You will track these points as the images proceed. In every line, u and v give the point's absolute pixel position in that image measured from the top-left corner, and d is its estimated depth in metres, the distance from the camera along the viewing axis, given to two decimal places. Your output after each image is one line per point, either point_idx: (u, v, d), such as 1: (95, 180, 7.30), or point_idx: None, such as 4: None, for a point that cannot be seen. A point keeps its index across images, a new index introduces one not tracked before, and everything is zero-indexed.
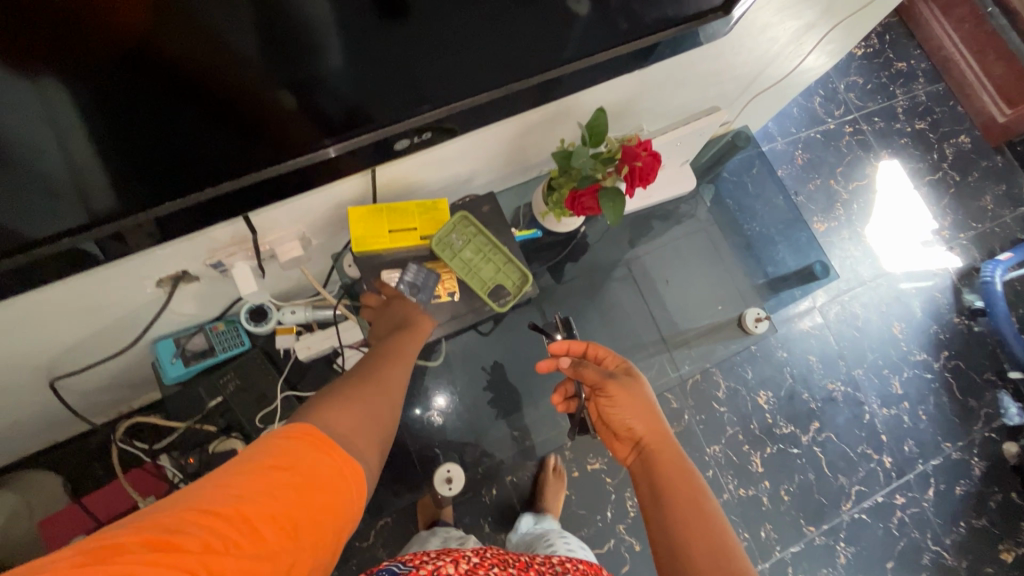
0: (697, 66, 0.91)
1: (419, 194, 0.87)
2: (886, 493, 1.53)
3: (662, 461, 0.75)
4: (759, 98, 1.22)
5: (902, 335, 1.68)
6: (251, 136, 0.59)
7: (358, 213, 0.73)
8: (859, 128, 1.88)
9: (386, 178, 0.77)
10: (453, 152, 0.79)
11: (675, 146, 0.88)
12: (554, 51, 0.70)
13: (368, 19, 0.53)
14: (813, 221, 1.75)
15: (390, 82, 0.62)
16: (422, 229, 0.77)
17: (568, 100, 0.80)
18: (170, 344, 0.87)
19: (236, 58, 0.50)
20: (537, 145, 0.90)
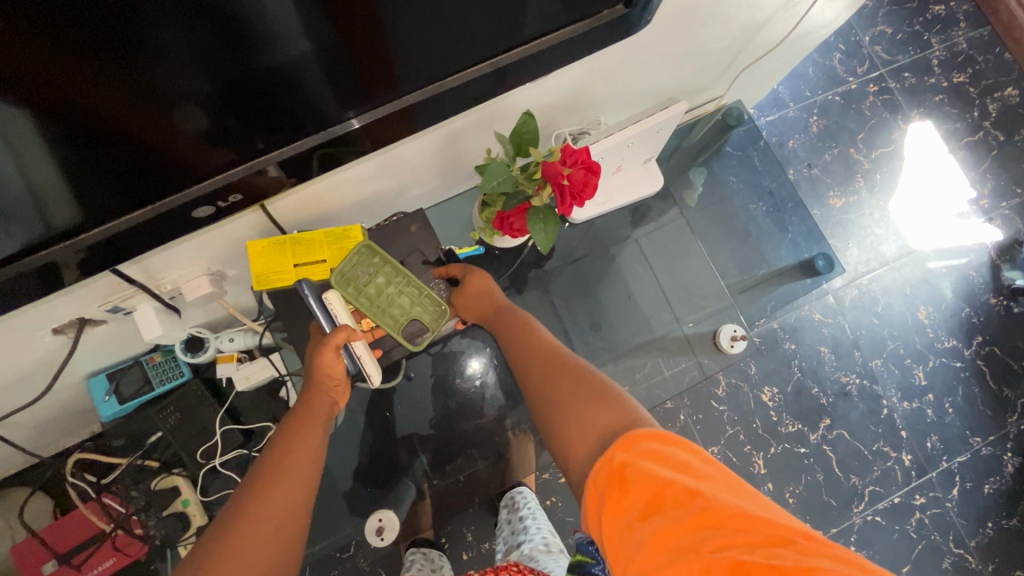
0: (667, 42, 0.78)
1: (343, 212, 0.82)
2: (904, 493, 1.42)
3: (531, 356, 0.79)
4: (758, 65, 1.04)
5: (929, 320, 1.52)
6: (164, 155, 0.55)
7: (257, 249, 0.72)
8: (886, 86, 1.67)
9: (294, 204, 0.72)
10: (366, 171, 0.73)
11: (627, 147, 0.73)
12: (475, 42, 0.60)
13: (284, 15, 0.47)
14: (829, 195, 1.58)
15: (315, 84, 0.56)
16: (332, 261, 0.77)
17: (479, 109, 0.71)
18: (103, 381, 0.85)
19: (133, 72, 0.46)
20: (456, 158, 0.82)
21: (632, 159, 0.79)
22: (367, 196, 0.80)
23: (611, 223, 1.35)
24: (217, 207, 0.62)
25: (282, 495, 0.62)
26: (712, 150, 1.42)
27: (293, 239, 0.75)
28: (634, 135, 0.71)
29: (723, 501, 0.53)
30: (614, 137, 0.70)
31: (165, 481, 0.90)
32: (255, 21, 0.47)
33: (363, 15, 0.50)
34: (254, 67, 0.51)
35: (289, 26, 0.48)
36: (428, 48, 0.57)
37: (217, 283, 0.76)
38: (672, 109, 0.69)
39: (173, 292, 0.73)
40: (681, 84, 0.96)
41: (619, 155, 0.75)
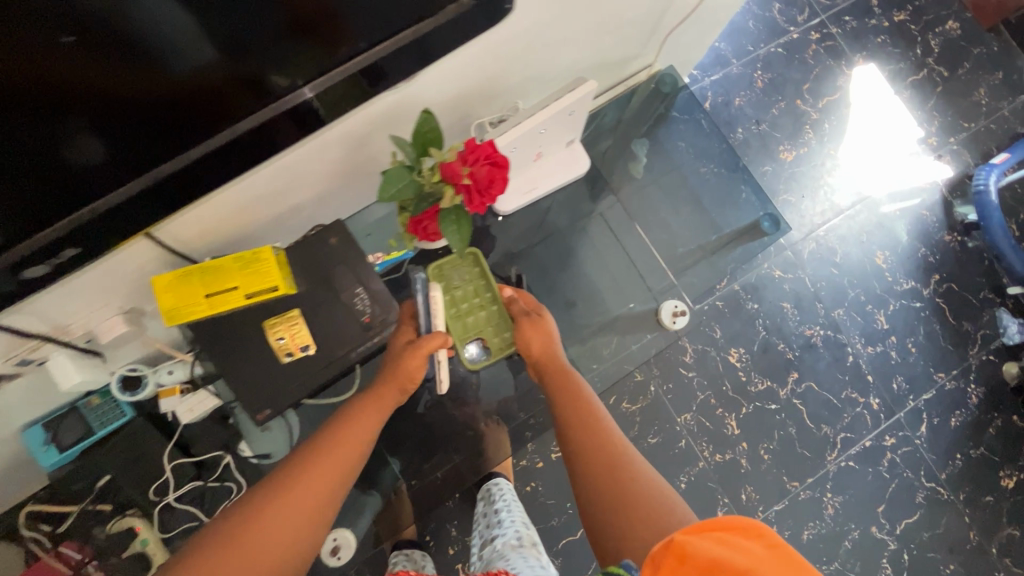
0: (575, 18, 0.75)
1: (255, 228, 0.78)
2: (874, 436, 1.45)
3: (590, 427, 0.82)
4: (685, 26, 1.02)
5: (886, 264, 1.53)
6: (51, 183, 0.51)
7: (163, 284, 0.68)
8: (828, 32, 1.64)
9: (193, 226, 0.68)
10: (270, 182, 0.70)
11: (539, 134, 0.71)
12: (354, 37, 0.57)
13: (172, 28, 0.45)
14: (779, 150, 1.56)
15: (214, 96, 0.53)
16: (244, 286, 0.72)
17: (360, 110, 0.67)
18: (40, 431, 0.82)
19: (28, 91, 0.43)
20: (352, 165, 0.78)
21: (549, 145, 0.76)
22: (264, 214, 0.76)
23: (560, 204, 1.33)
24: (63, 258, 0.57)
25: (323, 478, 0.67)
26: (657, 118, 1.40)
27: (199, 269, 0.71)
28: (544, 121, 0.68)
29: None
30: (523, 125, 0.67)
31: (121, 523, 0.88)
32: (148, 42, 0.45)
33: (225, 24, 0.47)
34: (152, 87, 0.49)
35: (185, 44, 0.47)
36: (300, 52, 0.54)
37: (133, 322, 0.74)
38: (582, 89, 0.67)
39: (85, 334, 0.71)
40: (604, 56, 0.93)
41: (535, 143, 0.73)
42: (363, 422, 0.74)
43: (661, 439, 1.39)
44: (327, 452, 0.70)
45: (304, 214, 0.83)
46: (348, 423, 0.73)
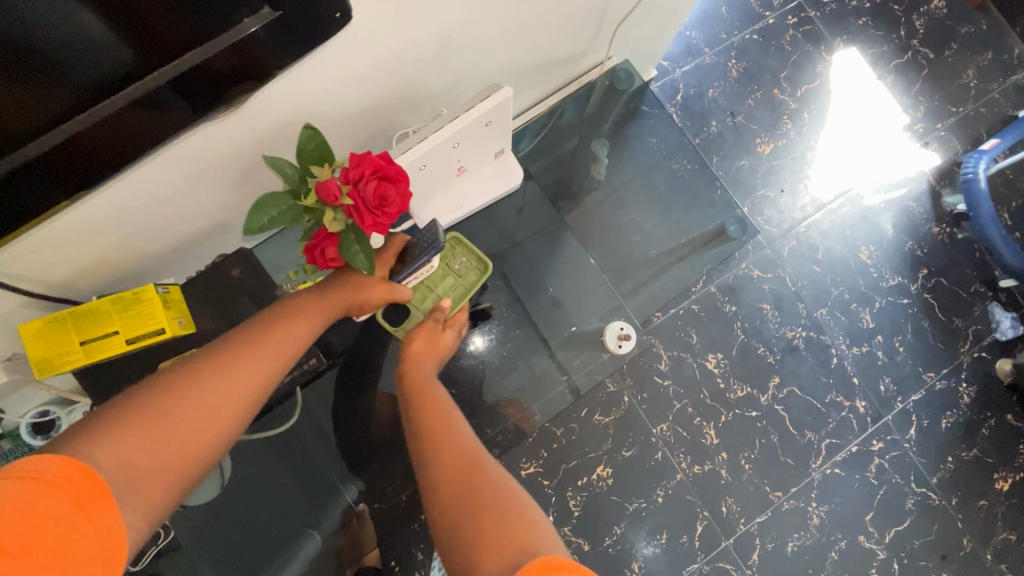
0: (496, 16, 0.68)
1: (123, 251, 0.68)
2: (861, 441, 1.39)
3: (442, 432, 0.79)
4: (642, 15, 0.94)
5: (871, 260, 1.46)
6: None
7: (31, 333, 0.64)
8: (806, 16, 1.56)
9: (37, 249, 0.57)
10: (133, 193, 0.60)
11: (453, 147, 0.67)
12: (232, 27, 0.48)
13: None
14: (756, 142, 1.49)
15: (90, 67, 0.45)
16: (126, 330, 0.68)
17: (228, 125, 0.59)
18: None
19: None
20: (241, 185, 0.71)
21: (469, 157, 0.73)
22: (142, 240, 0.68)
23: (525, 207, 1.26)
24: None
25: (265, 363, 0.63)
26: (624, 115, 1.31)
27: (74, 314, 0.66)
28: (456, 133, 0.65)
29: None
30: (431, 139, 0.63)
31: None
32: (58, 31, 0.41)
33: (142, 26, 0.45)
34: (42, 79, 0.43)
35: (100, 42, 0.44)
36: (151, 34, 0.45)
37: (18, 368, 0.70)
38: (497, 96, 0.63)
39: None
40: (547, 52, 0.86)
41: (451, 157, 0.70)
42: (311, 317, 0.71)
43: (636, 452, 1.33)
44: (270, 340, 0.66)
45: (193, 240, 0.75)
46: (296, 315, 0.70)
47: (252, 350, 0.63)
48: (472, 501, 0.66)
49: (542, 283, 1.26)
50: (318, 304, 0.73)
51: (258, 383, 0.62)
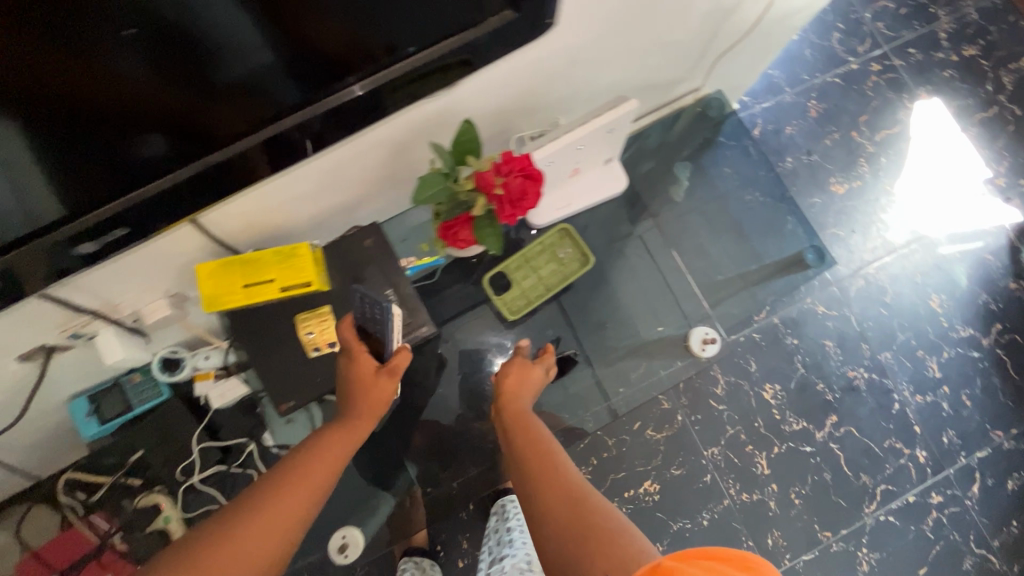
0: (619, 36, 0.76)
1: (289, 223, 0.81)
2: (919, 491, 1.35)
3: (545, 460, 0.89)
4: (738, 50, 1.02)
5: (942, 309, 1.44)
6: (95, 154, 0.52)
7: (206, 271, 0.73)
8: (890, 64, 1.59)
9: (231, 217, 0.71)
10: (304, 177, 0.71)
11: (577, 149, 0.72)
12: (412, 31, 0.57)
13: (245, 29, 0.49)
14: (830, 181, 1.51)
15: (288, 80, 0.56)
16: (280, 279, 0.79)
17: (402, 119, 0.70)
18: (83, 403, 0.87)
19: (101, 96, 0.48)
20: (390, 171, 0.82)
21: (585, 160, 0.78)
22: (304, 213, 0.80)
23: (593, 224, 1.32)
24: (109, 239, 0.60)
25: (294, 502, 0.70)
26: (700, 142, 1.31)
27: (240, 260, 0.76)
28: (581, 137, 0.70)
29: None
30: (560, 138, 0.69)
31: (147, 499, 0.91)
32: (214, 41, 0.48)
33: (272, 30, 0.50)
34: (210, 84, 0.52)
35: (249, 45, 0.50)
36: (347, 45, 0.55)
37: (175, 306, 0.79)
38: (622, 107, 0.69)
39: (134, 317, 0.76)
40: (652, 75, 0.93)
41: (570, 159, 0.75)
42: (334, 452, 0.78)
43: (684, 472, 1.34)
44: (300, 481, 0.73)
45: (340, 215, 0.87)
46: (321, 453, 0.77)
47: (282, 496, 0.70)
48: (575, 527, 0.73)
49: (611, 294, 1.31)
50: (337, 437, 0.79)
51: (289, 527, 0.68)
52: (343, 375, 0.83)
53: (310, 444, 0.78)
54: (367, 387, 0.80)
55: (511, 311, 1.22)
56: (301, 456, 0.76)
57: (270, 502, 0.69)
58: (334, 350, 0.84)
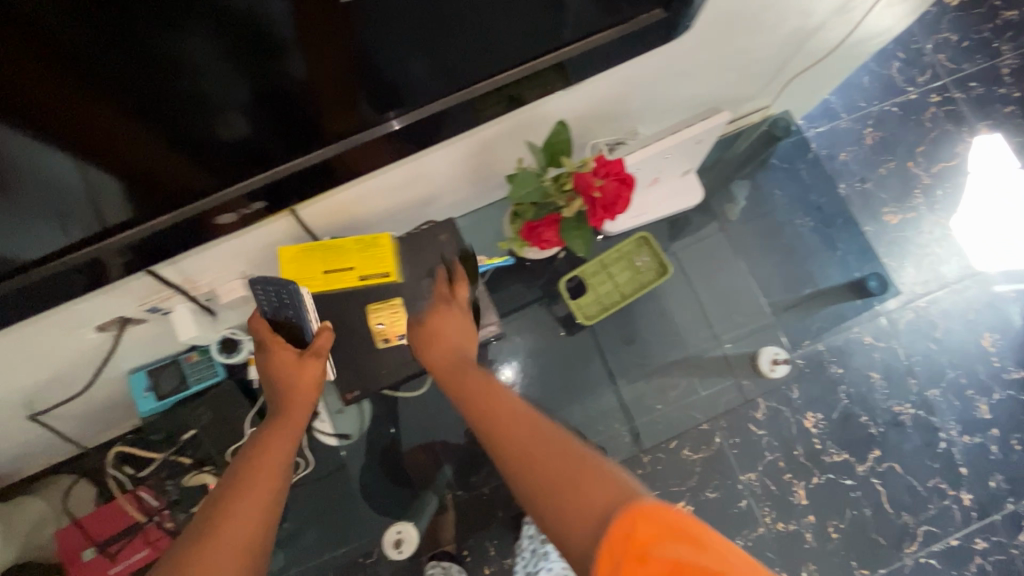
0: (706, 51, 0.76)
1: (371, 219, 0.85)
2: (963, 536, 1.31)
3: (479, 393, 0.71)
4: (809, 72, 1.01)
5: (994, 348, 1.40)
6: (179, 138, 0.54)
7: (290, 255, 0.77)
8: (950, 96, 1.56)
9: (325, 211, 0.75)
10: (398, 174, 0.74)
11: (664, 158, 0.74)
12: (514, 35, 0.58)
13: (340, 27, 0.50)
14: (883, 211, 1.49)
15: (387, 78, 0.58)
16: (360, 268, 0.81)
17: (500, 122, 0.72)
18: (143, 376, 0.90)
19: (183, 82, 0.49)
20: (475, 171, 0.84)
21: (666, 169, 0.79)
22: (390, 206, 0.83)
23: None
24: (244, 213, 0.64)
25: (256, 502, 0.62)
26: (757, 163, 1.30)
27: (323, 247, 0.79)
28: (671, 146, 0.71)
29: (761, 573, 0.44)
30: (650, 146, 0.70)
31: (195, 478, 0.92)
32: (272, 39, 0.48)
33: (326, 30, 0.50)
34: (277, 82, 0.53)
35: (310, 45, 0.51)
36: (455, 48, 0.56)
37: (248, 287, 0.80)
38: (714, 119, 0.70)
39: (206, 295, 0.78)
40: (725, 92, 0.93)
41: (654, 168, 0.76)
42: (274, 446, 0.68)
43: (719, 495, 1.32)
44: (251, 482, 0.64)
45: (422, 210, 0.89)
46: (265, 444, 0.69)
47: (231, 510, 0.60)
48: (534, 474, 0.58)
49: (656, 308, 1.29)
50: (274, 431, 0.70)
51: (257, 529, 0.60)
52: (407, 367, 0.84)
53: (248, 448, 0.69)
54: (291, 372, 0.74)
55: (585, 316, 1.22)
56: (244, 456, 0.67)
57: (217, 515, 0.59)
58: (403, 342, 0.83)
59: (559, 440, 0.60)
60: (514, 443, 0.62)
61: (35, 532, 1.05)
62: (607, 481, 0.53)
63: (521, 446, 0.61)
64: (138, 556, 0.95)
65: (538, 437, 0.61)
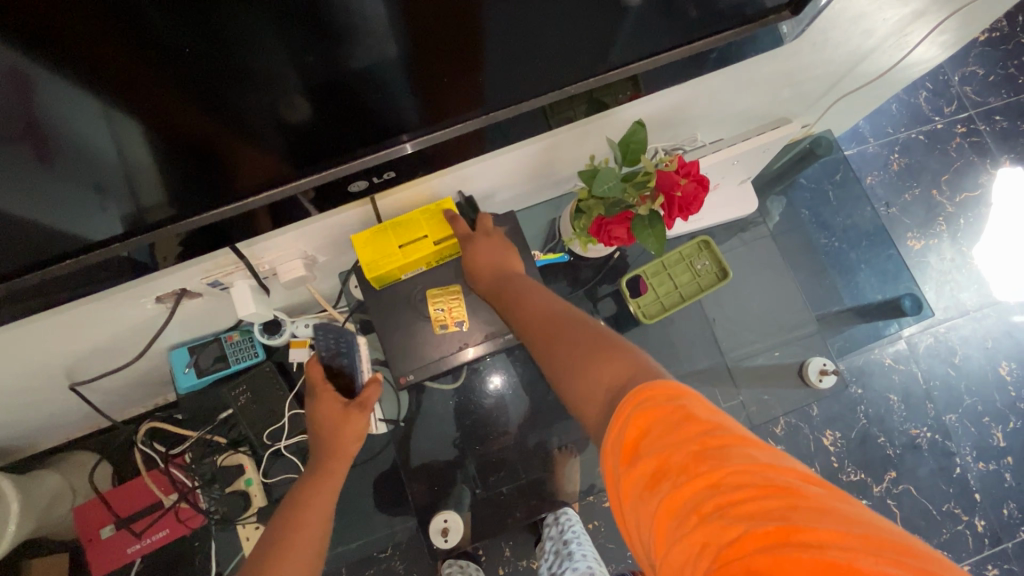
0: (770, 65, 0.78)
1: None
2: (975, 561, 1.31)
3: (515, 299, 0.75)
4: (852, 94, 1.03)
5: (1011, 378, 1.42)
6: (241, 124, 0.53)
7: (363, 240, 0.75)
8: (975, 128, 1.59)
9: (398, 201, 0.77)
10: (477, 169, 0.76)
11: (732, 163, 0.78)
12: (592, 43, 0.59)
13: (416, 20, 0.49)
14: (906, 236, 1.51)
15: (463, 77, 0.57)
16: (431, 237, 0.78)
17: (582, 123, 0.74)
18: (184, 354, 0.89)
19: (250, 66, 0.48)
20: (548, 166, 0.85)
21: (729, 174, 0.84)
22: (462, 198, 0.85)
23: None
24: (371, 182, 0.65)
25: (300, 555, 0.70)
26: (789, 180, 1.31)
27: (392, 224, 0.77)
28: (742, 152, 0.76)
29: (747, 457, 0.48)
30: (723, 152, 0.75)
31: (231, 458, 0.96)
32: (342, 20, 0.46)
33: (407, 16, 0.48)
34: (339, 68, 0.51)
35: (384, 30, 0.49)
36: (541, 52, 0.57)
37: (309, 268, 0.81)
38: (783, 130, 0.75)
39: (267, 272, 0.78)
40: (775, 109, 0.94)
41: (721, 172, 0.81)
42: (320, 496, 0.77)
43: None
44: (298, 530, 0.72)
45: (491, 200, 0.91)
46: (314, 483, 0.78)
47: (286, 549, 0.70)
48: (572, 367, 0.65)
49: None
50: (317, 481, 0.78)
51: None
52: (458, 358, 0.83)
53: (296, 493, 0.78)
54: (340, 425, 0.81)
55: (645, 316, 1.08)
56: (295, 496, 0.77)
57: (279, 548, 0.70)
58: (461, 329, 0.84)
59: (590, 337, 0.67)
60: (549, 339, 0.69)
61: (54, 506, 1.04)
62: (625, 367, 0.59)
63: (554, 343, 0.69)
64: (161, 535, 0.97)
65: (574, 336, 0.67)
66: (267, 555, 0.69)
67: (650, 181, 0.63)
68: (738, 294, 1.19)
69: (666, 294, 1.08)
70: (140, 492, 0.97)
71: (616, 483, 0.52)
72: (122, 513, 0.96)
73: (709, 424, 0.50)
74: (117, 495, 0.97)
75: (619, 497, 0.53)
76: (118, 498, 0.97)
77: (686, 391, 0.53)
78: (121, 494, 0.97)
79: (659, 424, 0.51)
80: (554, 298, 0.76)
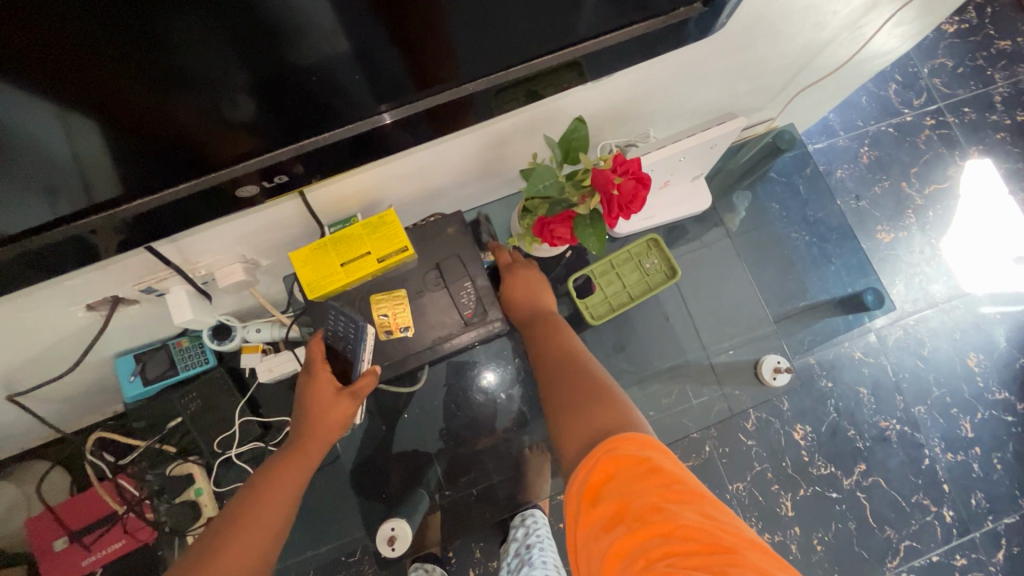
0: (721, 58, 0.77)
1: (371, 210, 0.83)
2: (943, 552, 1.32)
3: (551, 344, 0.83)
4: (815, 86, 1.02)
5: (979, 368, 1.43)
6: (177, 123, 0.50)
7: (302, 257, 0.75)
8: (944, 120, 1.60)
9: (333, 196, 0.73)
10: (415, 162, 0.74)
11: (681, 158, 0.77)
12: (533, 35, 0.56)
13: (337, 13, 0.46)
14: (876, 229, 1.51)
15: (396, 73, 0.55)
16: (376, 251, 0.77)
17: (519, 117, 0.71)
18: (129, 362, 0.89)
19: (184, 65, 0.45)
20: (493, 162, 0.83)
21: (680, 168, 0.83)
22: (405, 195, 0.83)
23: None
24: (263, 185, 0.61)
25: (254, 533, 0.68)
26: (756, 174, 1.31)
27: (333, 240, 0.77)
28: (689, 147, 0.75)
29: (696, 514, 0.50)
30: (670, 148, 0.74)
31: (180, 468, 0.94)
32: (273, 15, 0.44)
33: (337, 12, 0.46)
34: (281, 64, 0.49)
35: (307, 26, 0.46)
36: (478, 44, 0.55)
37: (249, 271, 0.78)
38: (730, 124, 0.74)
39: (205, 277, 0.76)
40: (735, 102, 0.93)
41: (671, 167, 0.80)
42: (289, 476, 0.74)
43: None
44: (251, 520, 0.68)
45: (438, 198, 0.89)
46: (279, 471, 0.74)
47: (233, 538, 0.66)
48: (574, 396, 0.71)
49: None
50: (291, 462, 0.75)
51: (252, 560, 0.66)
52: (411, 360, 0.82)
53: (271, 467, 0.75)
54: (325, 407, 0.77)
55: (592, 316, 1.08)
56: (261, 478, 0.74)
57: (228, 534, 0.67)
58: (406, 335, 0.82)
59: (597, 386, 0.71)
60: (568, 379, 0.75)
61: (8, 518, 1.03)
62: (615, 417, 0.64)
63: (569, 387, 0.73)
64: (114, 547, 0.95)
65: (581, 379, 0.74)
66: (227, 526, 0.68)
67: (588, 178, 0.64)
68: (703, 289, 1.19)
69: (614, 293, 1.09)
70: (92, 503, 0.96)
71: (576, 518, 0.57)
72: (75, 524, 0.95)
73: (671, 480, 0.54)
74: (70, 506, 0.96)
75: (576, 528, 0.57)
76: (72, 509, 0.96)
77: (658, 448, 0.57)
78: (76, 505, 0.96)
79: (622, 472, 0.56)
80: (591, 365, 0.78)
